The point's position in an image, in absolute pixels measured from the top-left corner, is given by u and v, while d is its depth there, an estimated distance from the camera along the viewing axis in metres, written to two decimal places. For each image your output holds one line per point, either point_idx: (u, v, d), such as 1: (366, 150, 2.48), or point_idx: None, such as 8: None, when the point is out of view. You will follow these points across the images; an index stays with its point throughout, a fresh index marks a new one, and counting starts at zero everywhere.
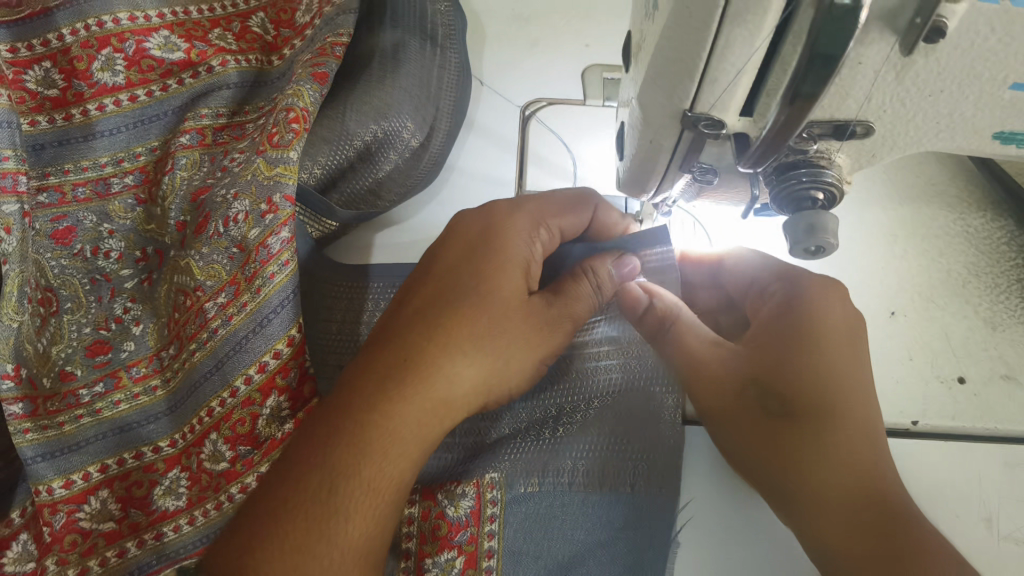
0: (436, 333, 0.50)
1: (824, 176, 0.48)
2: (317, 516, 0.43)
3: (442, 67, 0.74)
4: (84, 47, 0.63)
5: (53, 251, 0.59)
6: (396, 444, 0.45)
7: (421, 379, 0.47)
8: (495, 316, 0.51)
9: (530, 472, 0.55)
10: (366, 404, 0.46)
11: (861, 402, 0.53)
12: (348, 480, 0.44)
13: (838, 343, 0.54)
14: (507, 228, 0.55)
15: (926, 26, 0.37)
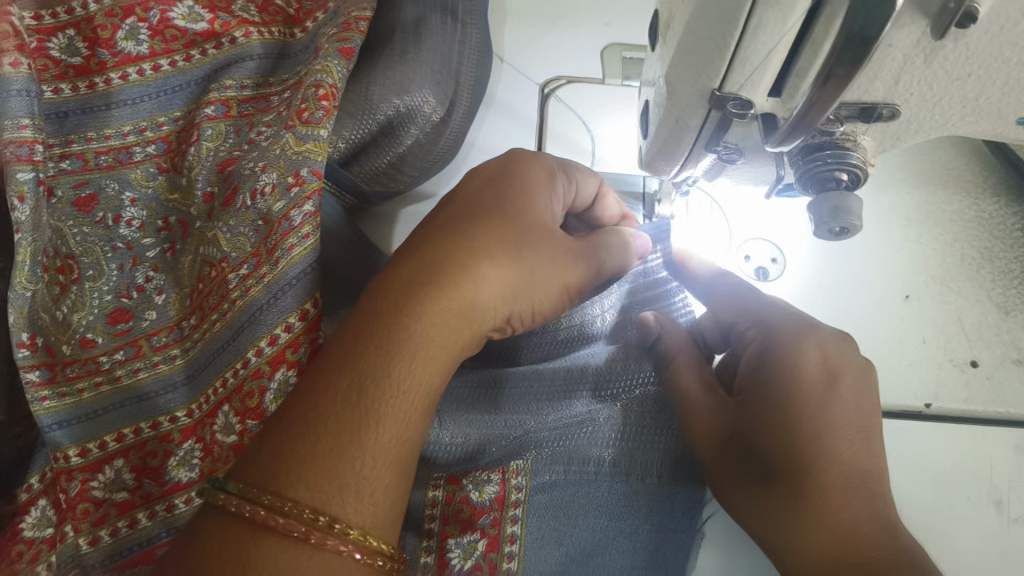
0: (455, 254, 0.49)
1: (850, 158, 0.48)
2: (348, 419, 0.41)
3: (462, 42, 0.75)
4: (109, 15, 0.64)
5: (75, 218, 0.59)
6: (421, 355, 0.44)
7: (441, 288, 0.47)
8: (512, 240, 0.51)
9: (555, 460, 0.55)
10: (386, 319, 0.45)
11: (839, 458, 0.48)
12: (377, 385, 0.42)
13: (815, 393, 0.50)
14: (525, 171, 0.57)
15: (958, 11, 0.37)
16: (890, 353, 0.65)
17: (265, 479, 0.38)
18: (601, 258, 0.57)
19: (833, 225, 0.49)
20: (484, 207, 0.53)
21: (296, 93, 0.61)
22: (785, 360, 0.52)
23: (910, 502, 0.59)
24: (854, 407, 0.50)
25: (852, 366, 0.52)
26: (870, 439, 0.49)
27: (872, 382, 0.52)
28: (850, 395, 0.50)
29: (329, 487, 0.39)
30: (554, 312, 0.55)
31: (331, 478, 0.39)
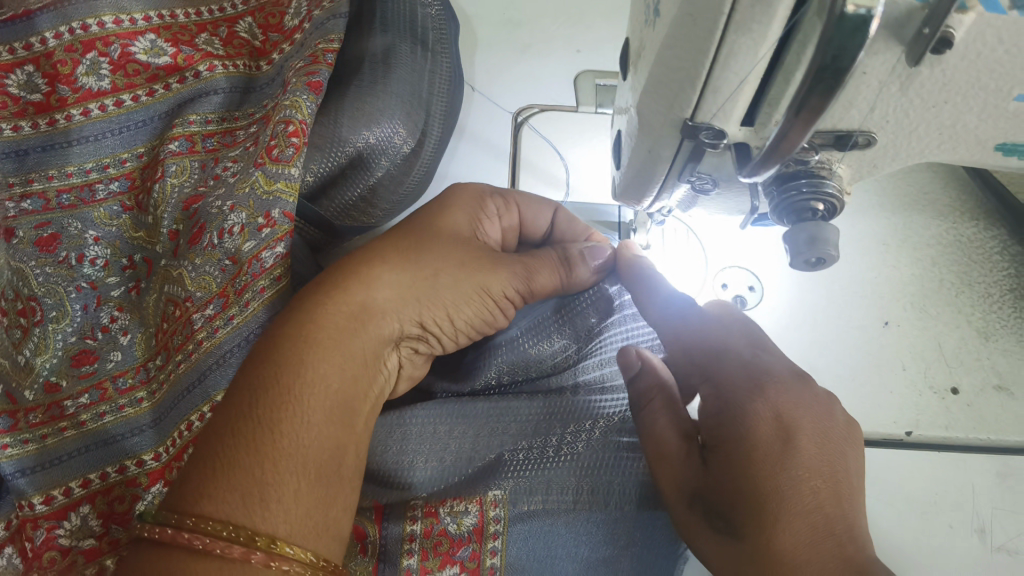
0: (345, 268, 0.51)
1: (826, 187, 0.47)
2: (248, 431, 0.41)
3: (433, 72, 0.73)
4: (68, 51, 0.62)
5: (38, 259, 0.58)
6: (317, 363, 0.45)
7: (328, 295, 0.49)
8: (401, 247, 0.52)
9: (533, 490, 0.54)
10: (277, 337, 0.46)
11: (803, 512, 0.40)
12: (273, 394, 0.42)
13: (771, 448, 0.43)
14: (450, 195, 0.58)
15: (934, 37, 0.37)
16: (868, 382, 0.65)
17: (172, 504, 0.38)
18: (535, 269, 0.56)
19: (809, 257, 0.48)
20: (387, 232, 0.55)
21: (264, 130, 0.59)
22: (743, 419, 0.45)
23: (891, 530, 0.58)
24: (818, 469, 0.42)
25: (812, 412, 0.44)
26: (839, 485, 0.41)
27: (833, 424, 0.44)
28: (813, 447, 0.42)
29: (233, 499, 0.38)
30: (480, 325, 0.55)
31: (235, 490, 0.38)
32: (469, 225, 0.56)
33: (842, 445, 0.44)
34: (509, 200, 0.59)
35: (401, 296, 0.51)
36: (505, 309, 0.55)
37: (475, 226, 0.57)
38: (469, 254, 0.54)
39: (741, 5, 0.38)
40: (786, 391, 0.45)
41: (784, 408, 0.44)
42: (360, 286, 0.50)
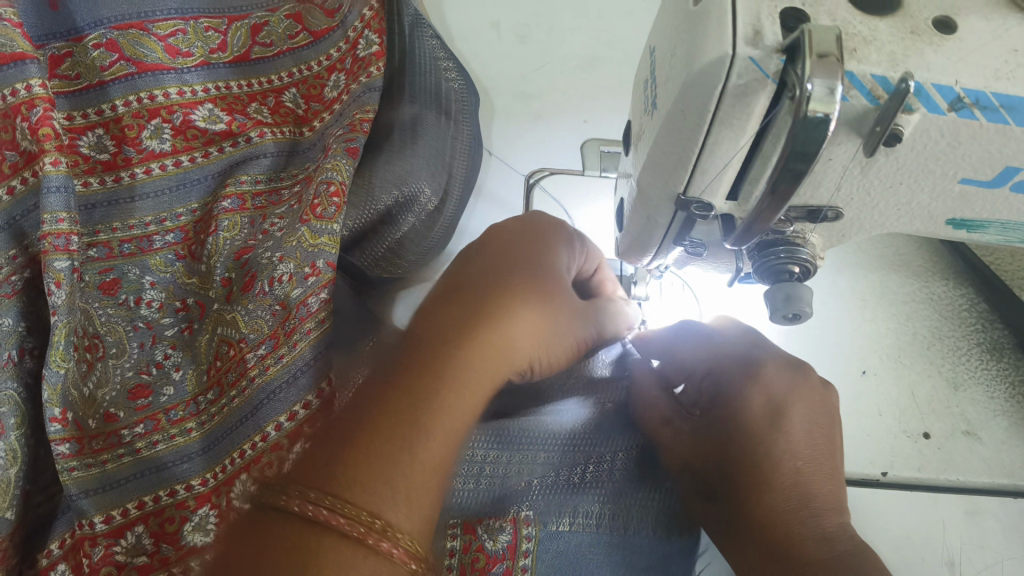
0: (493, 299, 0.54)
1: (800, 253, 0.55)
2: (401, 432, 0.45)
3: (456, 136, 0.81)
4: (136, 117, 0.70)
5: (101, 300, 0.64)
6: (462, 385, 0.49)
7: (478, 322, 0.53)
8: (530, 282, 0.57)
9: (561, 511, 0.58)
10: (434, 354, 0.50)
11: (783, 471, 0.54)
12: (427, 404, 0.47)
13: (764, 428, 0.55)
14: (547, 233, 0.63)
15: (885, 134, 0.45)
16: (849, 425, 0.71)
17: (325, 483, 0.42)
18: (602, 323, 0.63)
19: (787, 313, 0.55)
20: (494, 255, 0.60)
21: (307, 190, 0.68)
22: (720, 446, 0.57)
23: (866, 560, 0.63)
24: (804, 437, 0.55)
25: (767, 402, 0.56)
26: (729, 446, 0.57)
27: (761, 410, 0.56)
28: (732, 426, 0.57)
29: (385, 496, 0.43)
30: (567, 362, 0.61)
31: (386, 486, 0.43)
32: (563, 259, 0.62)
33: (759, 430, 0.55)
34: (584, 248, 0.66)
35: (535, 339, 0.55)
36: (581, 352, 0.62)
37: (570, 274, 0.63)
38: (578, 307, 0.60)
39: (724, 104, 0.46)
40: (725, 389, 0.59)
41: (776, 395, 0.56)
42: (506, 324, 0.53)
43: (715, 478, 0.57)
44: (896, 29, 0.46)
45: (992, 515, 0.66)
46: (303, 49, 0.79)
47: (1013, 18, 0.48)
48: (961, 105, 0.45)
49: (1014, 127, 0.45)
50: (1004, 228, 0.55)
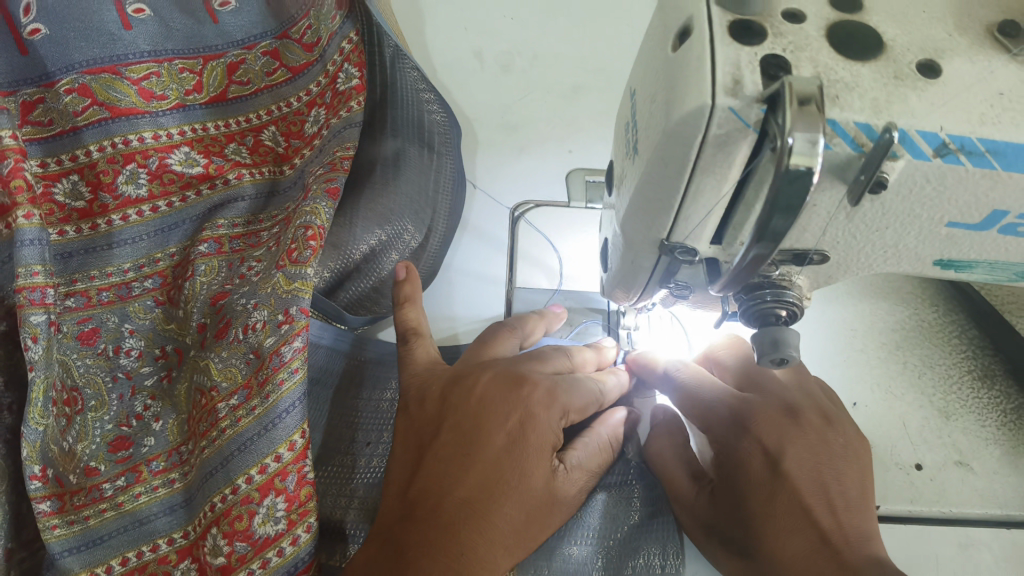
0: (483, 494, 0.58)
1: (787, 296, 0.54)
2: None
3: (439, 173, 0.80)
4: (110, 162, 0.67)
5: (79, 351, 0.63)
6: None
7: (482, 532, 0.56)
8: (529, 483, 0.60)
9: (539, 560, 0.64)
10: (430, 550, 0.54)
11: (779, 501, 0.57)
12: None
13: (763, 479, 0.59)
14: (529, 383, 0.64)
15: (870, 181, 0.44)
16: None
17: None
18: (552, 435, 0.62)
19: (774, 358, 0.52)
20: (499, 384, 0.64)
21: (285, 232, 0.67)
22: (724, 505, 0.61)
23: None
24: (805, 477, 0.58)
25: (758, 451, 0.60)
26: (725, 484, 0.61)
27: (786, 454, 0.59)
28: (754, 476, 0.59)
29: None
30: (545, 517, 0.61)
31: None
32: (546, 392, 0.64)
33: (747, 484, 0.59)
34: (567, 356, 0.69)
35: (516, 539, 0.59)
36: (557, 482, 0.63)
37: (554, 396, 0.64)
38: (537, 491, 0.60)
39: (705, 153, 0.45)
40: (725, 438, 0.62)
41: (771, 445, 0.59)
42: (499, 507, 0.58)
43: (728, 530, 0.60)
44: (879, 74, 0.45)
45: (985, 546, 0.67)
46: (281, 86, 0.77)
47: (998, 60, 0.47)
48: (946, 152, 0.44)
49: (1001, 171, 0.45)
50: (992, 268, 0.53)
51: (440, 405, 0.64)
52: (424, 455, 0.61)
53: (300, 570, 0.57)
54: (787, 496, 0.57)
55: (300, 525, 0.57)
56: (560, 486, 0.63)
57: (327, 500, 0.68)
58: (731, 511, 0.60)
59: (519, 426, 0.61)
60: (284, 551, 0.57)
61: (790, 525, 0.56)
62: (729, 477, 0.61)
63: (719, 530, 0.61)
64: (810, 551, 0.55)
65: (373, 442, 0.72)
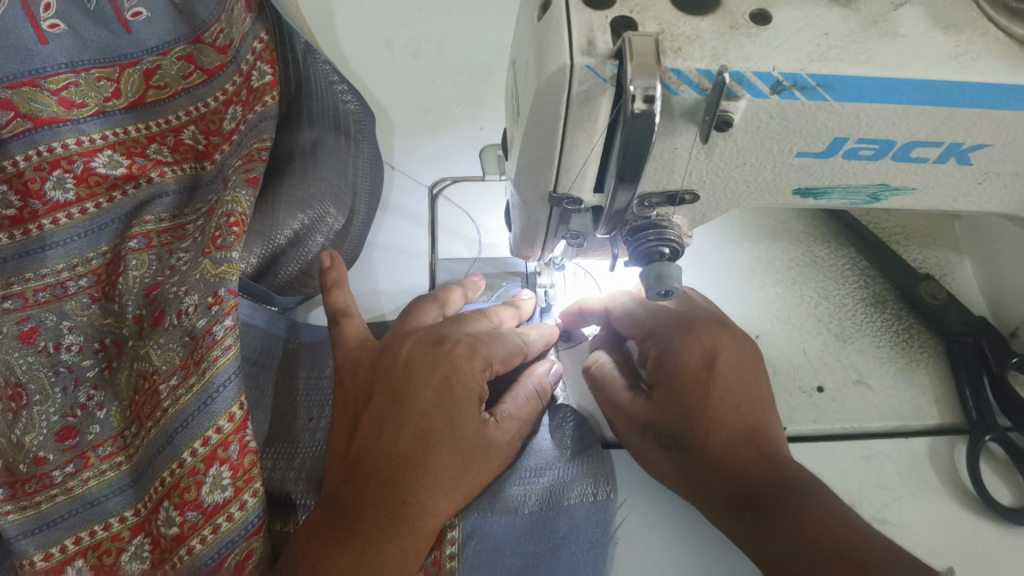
0: (418, 447, 0.63)
1: (668, 235, 0.59)
2: (360, 562, 0.55)
3: (356, 156, 0.86)
4: (37, 169, 0.71)
5: (21, 349, 0.67)
6: (400, 548, 0.58)
7: (421, 481, 0.62)
8: (461, 432, 0.65)
9: (481, 501, 0.68)
10: (372, 503, 0.59)
11: (717, 399, 0.61)
12: (365, 550, 0.56)
13: (699, 377, 0.61)
14: (454, 346, 0.68)
15: (714, 121, 0.50)
16: None
17: None
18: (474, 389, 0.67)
19: (659, 289, 0.58)
20: (422, 348, 0.69)
21: (209, 221, 0.71)
22: (661, 404, 0.63)
23: None
24: (736, 377, 0.62)
25: (694, 349, 0.63)
26: (665, 380, 0.63)
27: (722, 356, 0.63)
28: (689, 375, 0.62)
29: None
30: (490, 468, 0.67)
31: None
32: (470, 347, 0.69)
33: (686, 380, 0.62)
34: (491, 317, 0.74)
35: (455, 483, 0.64)
36: (489, 432, 0.67)
37: (477, 348, 0.69)
38: (472, 442, 0.65)
39: (572, 110, 0.51)
40: (666, 344, 0.65)
41: (709, 349, 0.63)
42: (436, 459, 0.63)
43: (665, 425, 0.62)
44: (716, 26, 0.50)
45: (886, 456, 0.73)
46: (198, 87, 0.79)
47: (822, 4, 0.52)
48: (781, 89, 0.49)
49: (833, 102, 0.50)
50: (847, 192, 0.59)
51: (371, 373, 0.69)
52: (361, 414, 0.66)
53: (251, 532, 0.61)
54: (721, 393, 0.61)
55: (247, 491, 0.62)
56: (493, 435, 0.68)
57: (276, 474, 0.71)
58: (672, 408, 0.62)
59: (448, 383, 0.66)
60: (233, 516, 0.61)
61: (726, 418, 0.60)
62: (668, 376, 0.63)
63: (656, 427, 0.63)
64: (739, 442, 0.59)
65: (315, 417, 0.75)
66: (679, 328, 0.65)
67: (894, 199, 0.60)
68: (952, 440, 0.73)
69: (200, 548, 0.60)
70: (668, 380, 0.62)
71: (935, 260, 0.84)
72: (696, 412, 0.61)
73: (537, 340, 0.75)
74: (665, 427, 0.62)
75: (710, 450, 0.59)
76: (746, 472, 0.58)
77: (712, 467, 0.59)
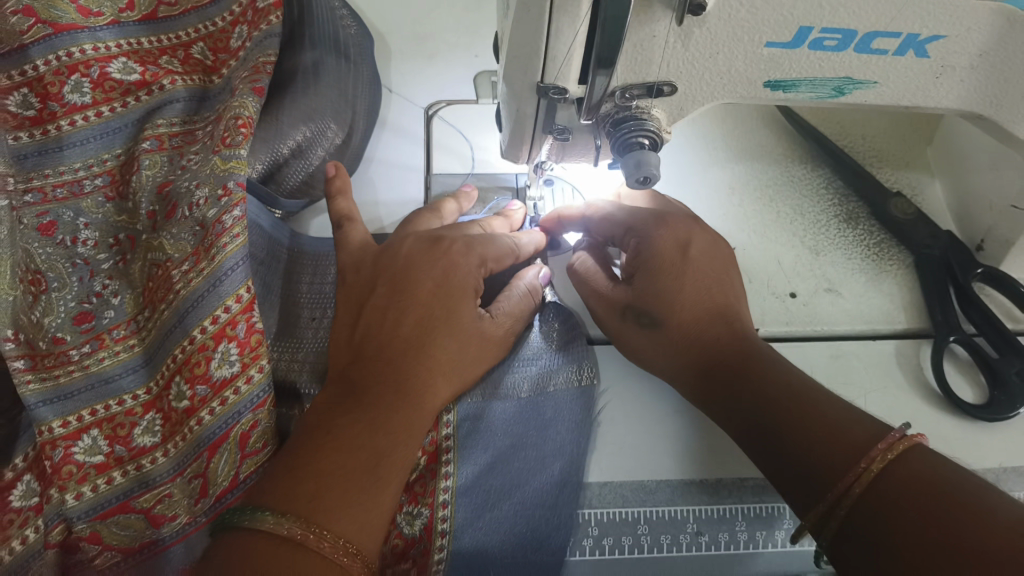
0: (418, 332, 0.67)
1: (646, 125, 0.64)
2: (372, 425, 0.59)
3: (357, 77, 0.90)
4: (56, 74, 0.76)
5: (40, 241, 0.71)
6: (410, 417, 0.62)
7: (426, 362, 0.66)
8: (458, 320, 0.69)
9: (474, 390, 0.72)
10: (380, 378, 0.63)
11: (690, 281, 0.68)
12: (377, 415, 0.60)
13: (673, 261, 0.69)
14: (452, 243, 0.73)
15: (687, 3, 0.53)
16: None
17: (274, 501, 0.52)
18: (467, 280, 0.71)
19: (638, 176, 0.63)
20: (421, 245, 0.73)
21: (217, 126, 0.76)
22: (640, 289, 0.69)
23: None
24: (705, 261, 0.70)
25: (668, 238, 0.70)
26: (643, 269, 0.70)
27: (691, 247, 0.70)
28: (665, 260, 0.69)
29: (325, 492, 0.54)
30: (483, 353, 0.71)
31: (327, 481, 0.54)
32: (465, 244, 0.73)
33: (663, 266, 0.69)
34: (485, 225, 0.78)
35: (454, 367, 0.68)
36: (484, 322, 0.71)
37: (473, 246, 0.73)
38: (468, 332, 0.69)
39: None
40: (641, 237, 0.71)
41: (682, 240, 0.70)
42: (437, 344, 0.67)
43: (642, 307, 0.69)
44: None
45: (854, 356, 0.77)
46: (207, 7, 0.84)
47: None
48: None
49: None
50: (813, 85, 0.64)
51: (374, 268, 0.73)
52: (363, 304, 0.70)
53: (259, 404, 0.65)
54: (693, 276, 0.68)
55: (253, 367, 0.66)
56: (486, 325, 0.72)
57: (282, 364, 0.76)
58: (650, 291, 0.69)
59: (446, 276, 0.70)
60: (240, 390, 0.65)
61: (694, 295, 0.68)
62: (646, 265, 0.69)
63: (636, 309, 0.70)
64: (706, 316, 0.67)
65: (319, 317, 0.79)
66: (657, 222, 0.71)
67: (858, 93, 0.64)
68: (918, 343, 0.77)
69: (208, 419, 0.64)
70: (647, 268, 0.69)
71: (907, 180, 0.89)
72: (671, 293, 0.68)
73: (527, 243, 0.80)
74: (644, 308, 0.69)
75: (682, 326, 0.67)
76: (713, 343, 0.66)
77: (683, 345, 0.67)
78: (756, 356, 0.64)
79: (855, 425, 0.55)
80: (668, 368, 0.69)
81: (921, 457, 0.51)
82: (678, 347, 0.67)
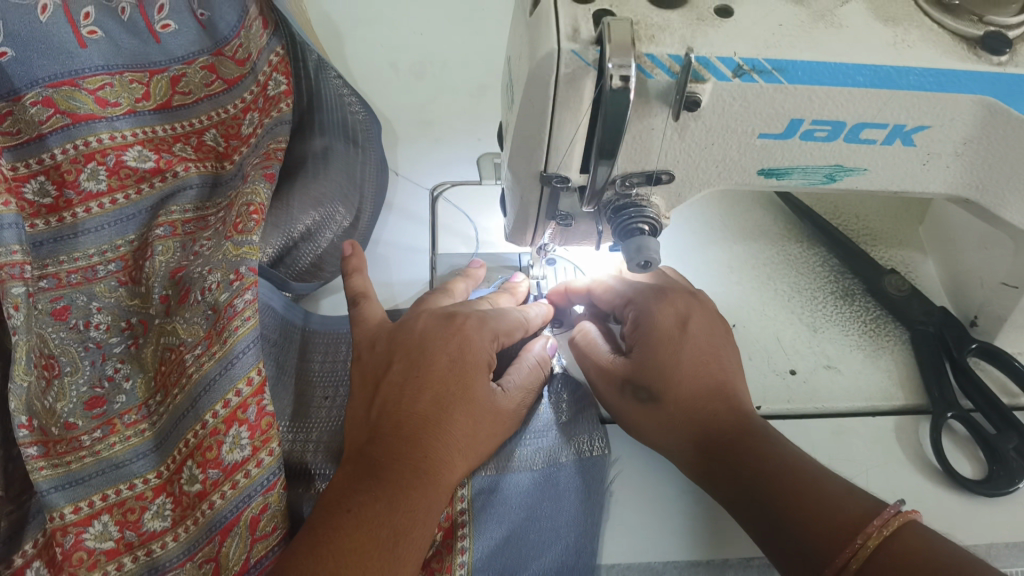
0: (431, 407, 0.68)
1: (646, 212, 0.66)
2: (389, 502, 0.60)
3: (364, 162, 0.94)
4: (74, 161, 0.78)
5: (53, 325, 0.73)
6: (427, 495, 0.62)
7: (441, 438, 0.66)
8: (473, 395, 0.70)
9: (487, 464, 0.73)
10: (394, 454, 0.64)
11: (692, 358, 0.70)
12: (393, 493, 0.61)
13: (674, 336, 0.70)
14: (462, 321, 0.74)
15: (683, 100, 0.56)
16: None
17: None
18: (479, 355, 0.72)
19: (639, 261, 0.64)
20: (433, 323, 0.75)
21: (229, 213, 0.78)
22: (641, 362, 0.70)
23: None
24: (705, 337, 0.72)
25: (669, 314, 0.72)
26: (645, 343, 0.71)
27: (693, 323, 0.72)
28: (666, 336, 0.70)
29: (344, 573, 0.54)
30: (494, 429, 0.71)
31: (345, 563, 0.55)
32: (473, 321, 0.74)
33: (665, 341, 0.70)
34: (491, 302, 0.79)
35: (468, 443, 0.68)
36: (495, 398, 0.72)
37: (483, 322, 0.75)
38: (482, 408, 0.70)
39: (560, 89, 0.57)
40: (643, 312, 0.73)
41: (683, 317, 0.72)
42: (452, 420, 0.67)
43: (642, 379, 0.70)
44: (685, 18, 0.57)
45: (856, 432, 0.77)
46: (219, 95, 0.89)
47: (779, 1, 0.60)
48: (742, 72, 0.56)
49: (788, 85, 0.57)
50: (806, 172, 0.66)
51: (388, 346, 0.74)
52: (378, 382, 0.71)
53: (271, 485, 0.65)
54: (693, 352, 0.70)
55: (264, 450, 0.66)
56: (500, 400, 0.72)
57: (296, 445, 0.75)
58: (651, 364, 0.69)
59: (461, 352, 0.71)
60: (251, 472, 0.65)
61: (695, 372, 0.69)
62: (649, 340, 0.70)
63: (636, 381, 0.70)
64: (708, 393, 0.68)
65: (331, 395, 0.80)
66: (659, 298, 0.74)
67: (849, 179, 0.67)
68: (917, 419, 0.78)
69: (220, 503, 0.64)
70: (649, 342, 0.70)
71: (901, 258, 0.91)
72: (673, 369, 0.69)
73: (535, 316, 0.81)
74: (643, 380, 0.70)
75: (682, 401, 0.68)
76: (714, 417, 0.66)
77: (682, 419, 0.67)
78: (761, 434, 0.65)
79: (855, 503, 0.56)
80: (660, 443, 0.69)
81: (915, 534, 0.52)
82: (675, 418, 0.68)
